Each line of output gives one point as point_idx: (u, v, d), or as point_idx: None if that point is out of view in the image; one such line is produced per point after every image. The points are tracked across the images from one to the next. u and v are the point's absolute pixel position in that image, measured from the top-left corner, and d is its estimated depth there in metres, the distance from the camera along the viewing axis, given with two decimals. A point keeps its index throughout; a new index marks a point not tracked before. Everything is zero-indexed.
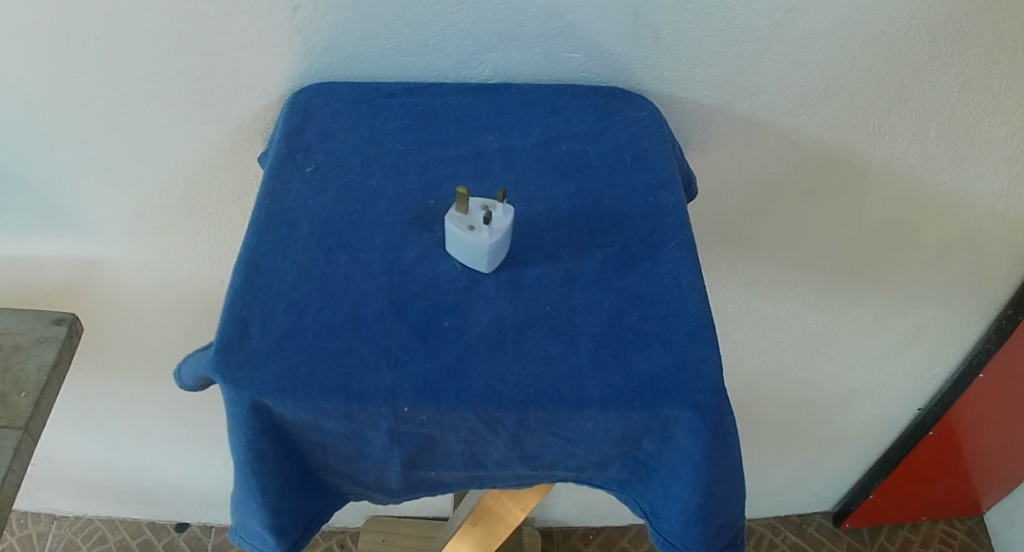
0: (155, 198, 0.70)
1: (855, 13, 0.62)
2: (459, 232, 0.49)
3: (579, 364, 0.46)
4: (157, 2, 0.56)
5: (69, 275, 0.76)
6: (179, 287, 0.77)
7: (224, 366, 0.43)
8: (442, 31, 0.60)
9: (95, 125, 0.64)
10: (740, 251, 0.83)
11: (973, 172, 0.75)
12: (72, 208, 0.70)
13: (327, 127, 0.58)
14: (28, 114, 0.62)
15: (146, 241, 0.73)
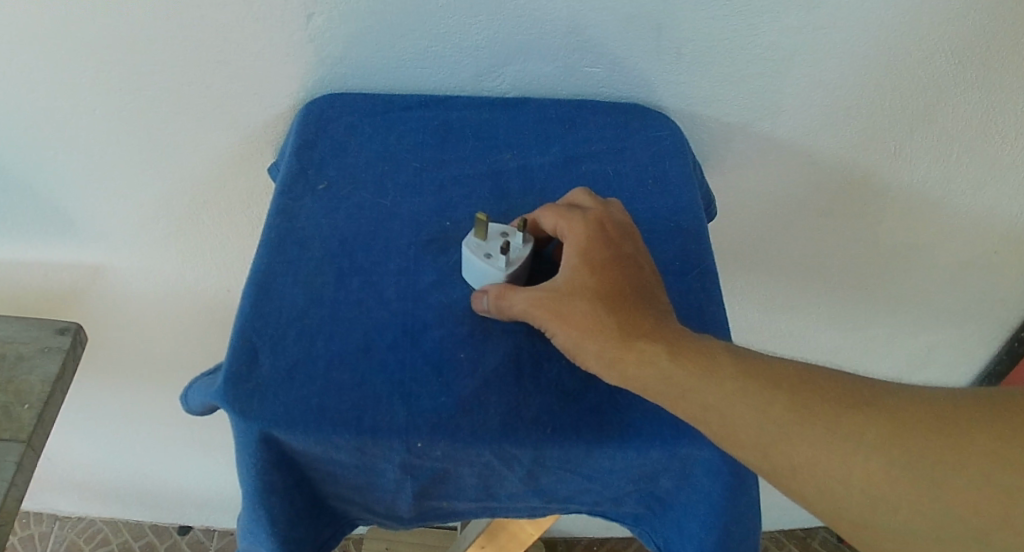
0: (162, 206, 0.69)
1: (882, 34, 0.60)
2: (475, 260, 0.48)
3: (597, 400, 0.45)
4: (164, 9, 0.54)
5: (74, 282, 0.74)
6: (185, 296, 0.76)
7: (233, 396, 0.42)
8: (459, 42, 0.59)
9: (102, 133, 0.62)
10: (755, 268, 0.82)
11: (996, 194, 0.73)
12: (77, 215, 0.69)
13: (341, 141, 0.57)
14: (34, 121, 0.61)
15: (153, 249, 0.72)
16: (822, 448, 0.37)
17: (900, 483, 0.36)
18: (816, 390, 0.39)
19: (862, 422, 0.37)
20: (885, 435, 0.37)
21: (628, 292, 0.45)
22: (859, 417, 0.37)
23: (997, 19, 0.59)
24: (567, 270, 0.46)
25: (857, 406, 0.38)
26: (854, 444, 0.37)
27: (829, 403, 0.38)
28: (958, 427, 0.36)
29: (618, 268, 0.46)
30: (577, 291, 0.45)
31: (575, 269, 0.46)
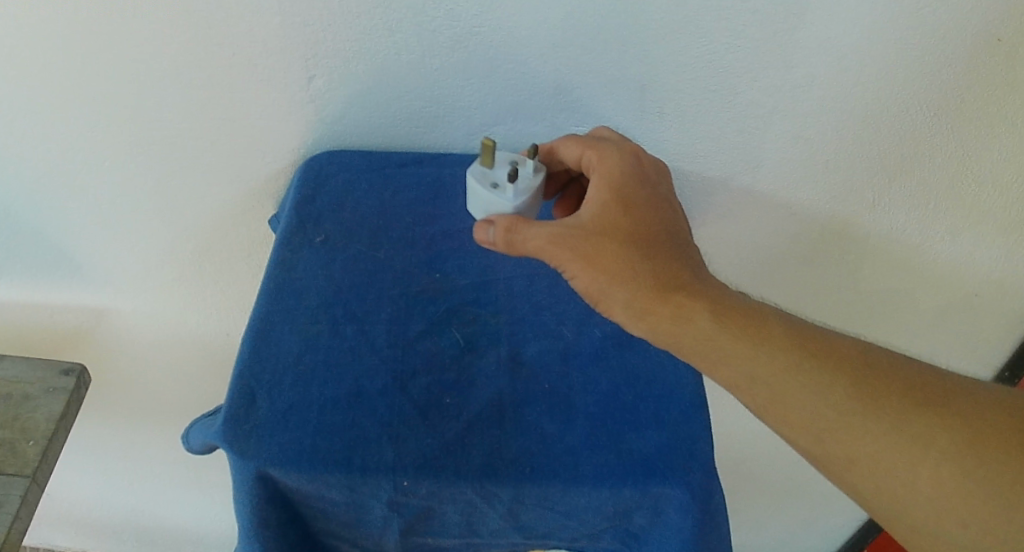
0: (166, 255, 0.72)
1: (854, 92, 0.65)
2: (484, 188, 0.55)
3: (573, 443, 0.51)
4: (179, 68, 0.58)
5: (78, 323, 0.77)
6: (185, 337, 0.78)
7: (234, 437, 0.48)
8: (453, 104, 0.63)
9: (111, 183, 0.66)
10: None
11: (972, 241, 0.76)
12: (83, 260, 0.71)
13: (339, 195, 0.60)
14: (48, 172, 0.64)
15: (155, 294, 0.75)
16: (845, 418, 0.48)
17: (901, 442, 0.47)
18: (842, 363, 0.50)
19: (874, 394, 0.49)
20: (896, 403, 0.48)
21: (656, 236, 0.54)
22: (879, 393, 0.49)
23: (962, 80, 0.64)
24: (596, 208, 0.54)
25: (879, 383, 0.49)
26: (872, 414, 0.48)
27: (851, 374, 0.49)
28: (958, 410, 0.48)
29: (647, 209, 0.54)
30: (607, 229, 0.53)
31: (605, 209, 0.54)
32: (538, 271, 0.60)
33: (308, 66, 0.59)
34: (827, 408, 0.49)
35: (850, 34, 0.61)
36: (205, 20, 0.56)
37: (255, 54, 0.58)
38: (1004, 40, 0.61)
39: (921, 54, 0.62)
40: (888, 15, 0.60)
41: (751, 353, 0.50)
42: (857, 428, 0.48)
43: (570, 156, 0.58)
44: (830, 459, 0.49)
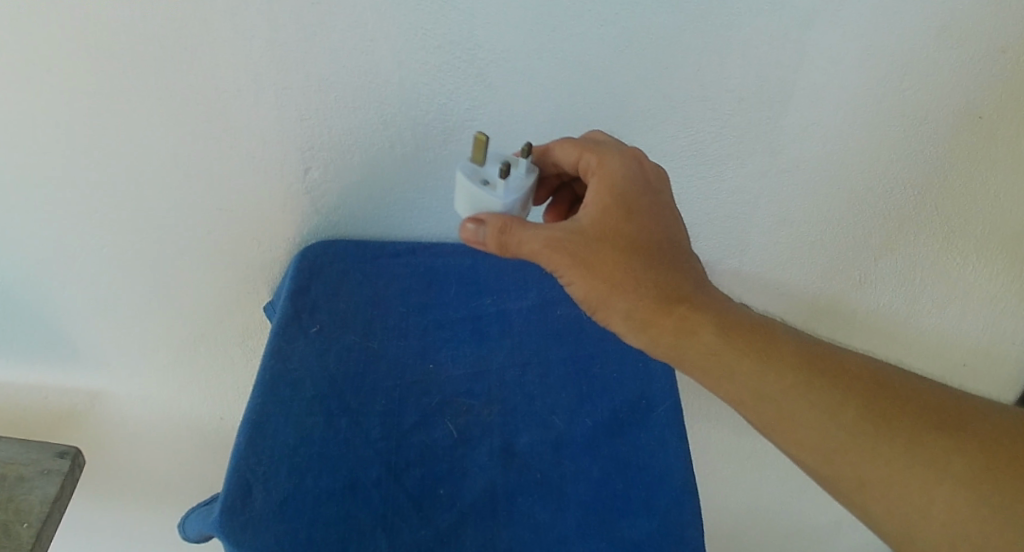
0: (163, 338, 0.74)
1: (837, 178, 0.70)
2: (475, 183, 0.54)
3: (566, 530, 0.52)
4: (183, 158, 0.62)
5: (71, 405, 0.78)
6: (176, 422, 0.81)
7: (229, 528, 0.47)
8: (443, 194, 0.68)
9: (113, 270, 0.68)
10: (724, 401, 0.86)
11: (957, 310, 0.82)
12: (79, 345, 0.73)
13: (335, 285, 0.62)
14: (51, 260, 0.67)
15: (150, 377, 0.77)
16: (841, 432, 0.49)
17: (898, 460, 0.48)
18: (841, 379, 0.50)
19: (871, 411, 0.49)
20: (905, 424, 0.49)
21: (657, 243, 0.53)
22: (876, 410, 0.49)
23: (945, 154, 0.69)
24: (594, 212, 0.54)
25: (877, 402, 0.50)
26: (870, 432, 0.49)
27: (848, 390, 0.50)
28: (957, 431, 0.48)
29: (648, 214, 0.54)
30: (606, 235, 0.52)
31: (603, 213, 0.53)
32: (529, 361, 0.61)
33: (305, 157, 0.63)
34: (834, 425, 0.49)
35: (834, 118, 0.66)
36: (208, 115, 0.60)
37: (253, 149, 0.62)
38: (985, 116, 0.67)
39: (909, 134, 0.68)
40: (863, 98, 0.65)
41: (757, 371, 0.51)
42: (864, 446, 0.48)
43: (566, 159, 0.57)
44: (837, 476, 0.50)
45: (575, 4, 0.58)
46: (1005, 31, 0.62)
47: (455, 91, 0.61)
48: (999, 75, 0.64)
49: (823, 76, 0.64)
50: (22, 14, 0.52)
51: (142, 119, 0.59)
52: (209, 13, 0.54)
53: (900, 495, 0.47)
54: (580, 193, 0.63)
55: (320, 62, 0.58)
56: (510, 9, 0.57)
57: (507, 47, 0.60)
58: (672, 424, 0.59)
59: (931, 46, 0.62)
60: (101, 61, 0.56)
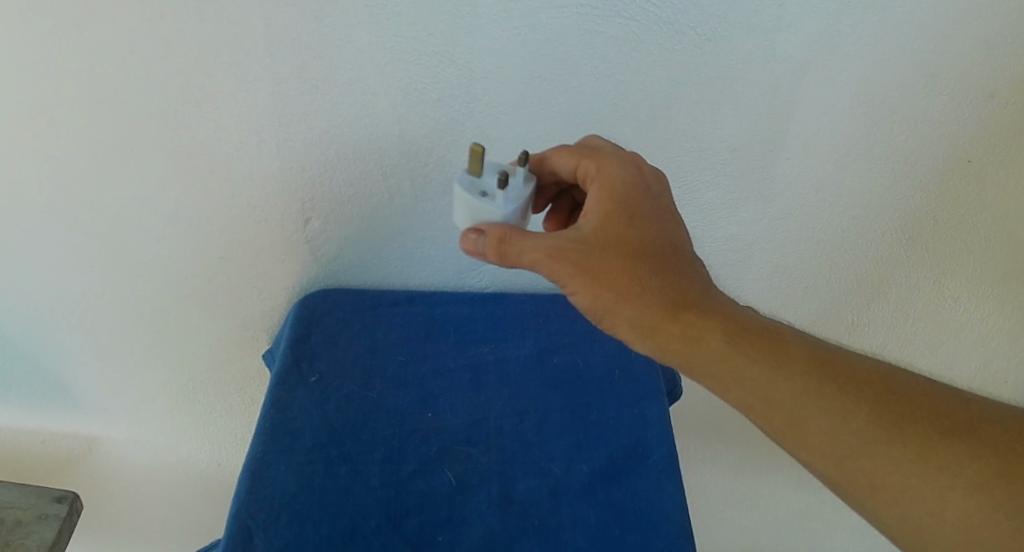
0: (160, 386, 0.75)
1: (828, 227, 0.72)
2: (474, 195, 0.54)
3: None
4: (184, 207, 0.63)
5: (69, 451, 0.79)
6: (174, 467, 0.82)
7: None
8: (442, 245, 0.69)
9: (112, 320, 0.70)
10: (724, 445, 0.87)
11: (952, 352, 0.83)
12: (78, 393, 0.75)
13: (334, 335, 0.64)
14: (52, 312, 0.69)
15: (148, 423, 0.78)
16: (855, 440, 0.47)
17: (917, 469, 0.46)
18: (853, 383, 0.49)
19: (885, 417, 0.48)
20: (920, 431, 0.47)
21: (659, 249, 0.54)
22: (891, 415, 0.48)
23: (934, 199, 0.71)
24: (594, 221, 0.55)
25: (891, 407, 0.48)
26: (885, 438, 0.47)
27: (861, 395, 0.48)
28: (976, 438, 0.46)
29: (648, 221, 0.54)
30: (608, 244, 0.53)
31: (604, 222, 0.55)
32: (527, 409, 0.62)
33: (305, 208, 0.64)
34: (847, 431, 0.48)
35: (826, 167, 0.68)
36: (208, 165, 0.61)
37: (253, 199, 0.63)
38: (974, 161, 0.68)
39: (899, 181, 0.69)
40: (852, 151, 0.67)
41: (767, 377, 0.49)
42: (878, 453, 0.47)
43: (565, 166, 0.57)
44: (850, 484, 0.48)
45: (571, 58, 0.59)
46: (990, 78, 0.63)
47: (453, 145, 0.62)
48: (987, 121, 0.65)
49: (814, 126, 0.65)
50: (31, 69, 0.54)
51: (144, 170, 0.61)
52: (211, 68, 0.56)
53: (916, 502, 0.46)
54: (579, 199, 0.64)
55: (320, 115, 0.59)
56: (510, 63, 0.59)
57: (506, 103, 0.61)
58: (667, 469, 0.58)
59: (919, 96, 0.63)
60: (105, 114, 0.57)
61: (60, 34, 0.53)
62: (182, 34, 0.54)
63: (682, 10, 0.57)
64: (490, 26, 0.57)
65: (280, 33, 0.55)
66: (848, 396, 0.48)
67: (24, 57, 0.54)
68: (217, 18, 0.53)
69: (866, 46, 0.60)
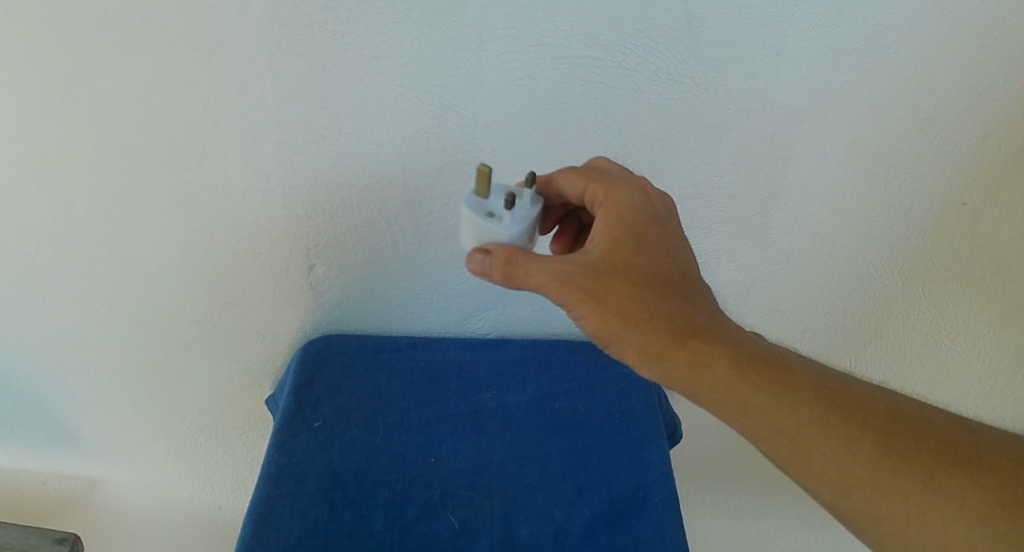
0: (162, 429, 0.76)
1: (824, 272, 0.73)
2: (480, 216, 0.52)
3: None
4: (190, 251, 0.64)
5: (70, 493, 0.80)
6: (175, 510, 0.83)
7: None
8: (444, 291, 0.70)
9: (115, 366, 0.71)
10: (719, 479, 0.88)
11: (950, 391, 0.84)
12: (81, 436, 0.76)
13: (337, 381, 0.66)
14: (56, 359, 0.70)
15: (149, 466, 0.79)
16: (862, 470, 0.47)
17: (924, 501, 0.45)
18: (859, 414, 0.48)
19: (891, 448, 0.47)
20: (923, 461, 0.47)
21: (668, 274, 0.52)
22: (898, 447, 0.47)
23: (930, 241, 0.71)
24: (602, 245, 0.53)
25: (898, 439, 0.47)
26: (892, 469, 0.46)
27: (868, 426, 0.48)
28: (983, 473, 0.46)
29: (658, 246, 0.53)
30: (617, 268, 0.51)
31: (613, 245, 0.53)
32: (529, 453, 0.63)
33: (310, 256, 0.65)
34: (854, 462, 0.47)
35: (823, 211, 0.69)
36: (215, 211, 0.62)
37: (258, 245, 0.64)
38: (969, 203, 0.69)
39: (895, 224, 0.70)
40: (848, 198, 0.68)
41: (773, 404, 0.49)
42: (881, 482, 0.46)
43: (572, 189, 0.56)
44: (853, 511, 0.47)
45: (572, 108, 0.60)
46: (982, 121, 0.64)
47: (456, 194, 0.64)
48: (979, 162, 0.66)
49: (811, 171, 0.66)
50: (45, 115, 0.56)
51: (151, 215, 0.62)
52: (220, 115, 0.57)
53: (920, 533, 0.45)
54: (586, 222, 0.62)
55: (326, 164, 0.60)
56: (512, 113, 0.60)
57: (508, 153, 0.62)
58: (669, 512, 0.58)
59: (913, 141, 0.65)
60: (115, 160, 0.58)
61: (74, 81, 0.54)
62: (193, 91, 0.55)
63: (680, 62, 0.59)
64: (493, 78, 0.58)
65: (288, 86, 0.56)
66: (855, 426, 0.48)
67: (39, 104, 0.55)
68: (227, 67, 0.55)
69: (860, 95, 0.62)
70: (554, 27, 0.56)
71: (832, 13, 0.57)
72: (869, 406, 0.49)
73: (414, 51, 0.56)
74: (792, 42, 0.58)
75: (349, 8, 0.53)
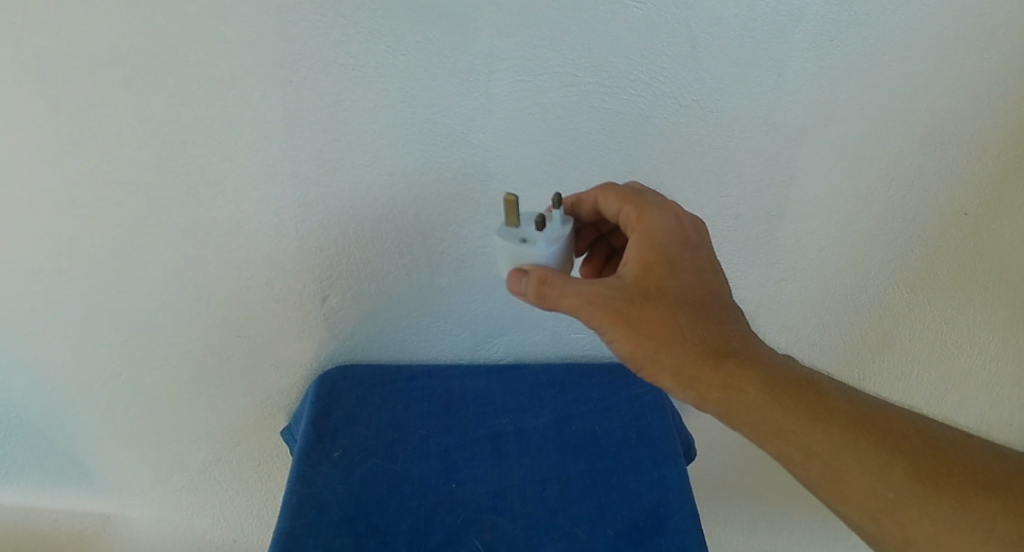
0: (175, 464, 0.76)
1: (831, 287, 0.74)
2: (515, 244, 0.54)
3: None
4: (203, 287, 0.64)
5: (84, 528, 0.80)
6: (190, 543, 0.83)
7: None
8: (458, 318, 0.70)
9: (127, 402, 0.71)
10: (732, 495, 0.89)
11: (958, 399, 0.84)
12: (94, 473, 0.76)
13: (354, 411, 0.66)
14: (69, 397, 0.70)
15: (162, 501, 0.79)
16: (890, 490, 0.47)
17: (950, 522, 0.46)
18: (888, 435, 0.49)
19: (919, 469, 0.48)
20: (951, 483, 0.47)
21: (701, 299, 0.53)
22: (925, 468, 0.48)
23: (935, 253, 0.72)
24: (635, 269, 0.54)
25: (925, 459, 0.48)
26: (919, 490, 0.47)
27: (897, 447, 0.49)
28: (1010, 497, 0.46)
29: (690, 269, 0.54)
30: (649, 292, 0.53)
31: (646, 270, 0.54)
32: (549, 477, 0.63)
33: (323, 287, 0.66)
34: (883, 483, 0.47)
35: (828, 227, 0.70)
36: (227, 244, 0.62)
37: (271, 277, 0.64)
38: (971, 214, 0.70)
39: (900, 236, 0.71)
40: (853, 214, 0.69)
41: (806, 426, 0.49)
42: (911, 505, 0.47)
43: (608, 209, 0.57)
44: (881, 533, 0.48)
45: (581, 134, 0.61)
46: (980, 133, 0.65)
47: (468, 223, 0.64)
48: (979, 174, 0.67)
49: (815, 188, 0.67)
50: (60, 155, 0.56)
51: (164, 250, 0.62)
52: (232, 150, 0.57)
53: None
54: (616, 246, 0.64)
55: (338, 196, 0.61)
56: (521, 141, 0.61)
57: (519, 180, 0.63)
58: (691, 529, 0.58)
59: (915, 154, 0.66)
60: (128, 197, 0.59)
61: (89, 120, 0.55)
62: (205, 129, 0.56)
63: (685, 85, 0.60)
64: (502, 107, 0.59)
65: (300, 119, 0.57)
66: (885, 448, 0.49)
67: (53, 143, 0.56)
68: (240, 103, 0.55)
69: (863, 112, 0.63)
70: (560, 54, 0.57)
71: (831, 33, 0.58)
72: (898, 427, 0.50)
73: (423, 82, 0.56)
74: (794, 62, 0.59)
75: (359, 42, 0.54)
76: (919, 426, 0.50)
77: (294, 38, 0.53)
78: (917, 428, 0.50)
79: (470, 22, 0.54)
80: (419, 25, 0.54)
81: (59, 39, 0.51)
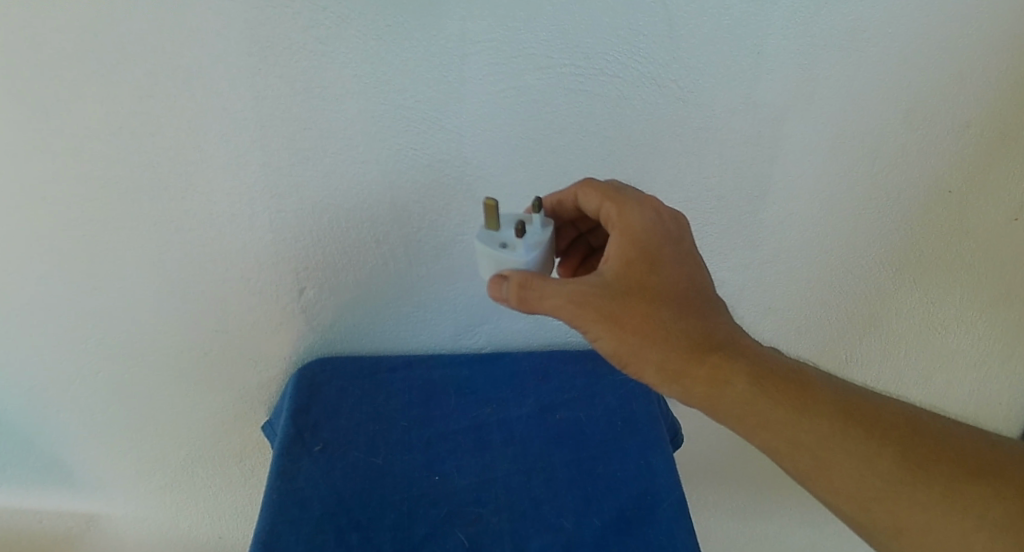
0: (157, 461, 0.75)
1: (815, 267, 0.73)
2: (494, 249, 0.54)
3: None
4: (178, 282, 0.63)
5: (67, 528, 0.80)
6: (176, 540, 0.83)
7: None
8: (438, 307, 0.70)
9: (106, 400, 0.70)
10: (721, 480, 0.88)
11: (946, 379, 0.84)
12: (76, 472, 0.75)
13: (335, 404, 0.66)
14: (46, 396, 0.69)
15: (146, 499, 0.78)
16: (879, 479, 0.47)
17: (940, 508, 0.46)
18: (875, 423, 0.49)
19: (908, 456, 0.47)
20: (940, 469, 0.47)
21: (684, 293, 0.52)
22: (913, 454, 0.47)
23: (920, 231, 0.71)
24: (616, 266, 0.53)
25: (913, 446, 0.48)
26: (908, 477, 0.47)
27: (886, 435, 0.48)
28: (997, 479, 0.46)
29: (672, 263, 0.53)
30: (631, 288, 0.52)
31: (627, 266, 0.53)
32: (534, 466, 0.62)
33: (300, 279, 0.65)
34: (872, 473, 0.47)
35: (812, 207, 0.69)
36: (202, 238, 0.61)
37: (247, 270, 0.63)
38: (955, 191, 0.69)
39: (885, 215, 0.70)
40: (835, 194, 0.68)
41: (794, 419, 0.49)
42: (902, 493, 0.46)
43: (588, 205, 0.57)
44: (873, 522, 0.47)
45: (557, 118, 0.60)
46: (963, 110, 0.64)
47: (445, 209, 0.63)
48: (962, 151, 0.66)
49: (797, 169, 0.66)
50: (27, 151, 0.55)
51: (137, 246, 0.61)
52: (202, 141, 0.56)
53: (941, 544, 0.45)
54: (595, 245, 0.63)
55: (312, 186, 0.60)
56: (497, 126, 0.60)
57: (495, 166, 0.62)
58: (679, 517, 0.58)
59: (899, 132, 0.65)
60: (97, 192, 0.58)
61: (54, 115, 0.54)
62: (172, 119, 0.55)
63: (662, 65, 0.59)
64: (476, 90, 0.57)
65: (270, 108, 0.55)
66: (874, 437, 0.48)
67: (19, 140, 0.54)
68: (208, 93, 0.54)
69: (845, 90, 0.62)
70: (534, 36, 0.56)
71: (810, 9, 0.57)
72: (885, 415, 0.49)
73: (394, 66, 0.55)
74: (773, 40, 0.58)
75: (328, 27, 0.53)
76: (905, 412, 0.50)
77: (261, 24, 0.52)
78: (903, 414, 0.50)
79: (441, 5, 0.53)
80: (388, 9, 0.53)
81: (19, 31, 0.50)
